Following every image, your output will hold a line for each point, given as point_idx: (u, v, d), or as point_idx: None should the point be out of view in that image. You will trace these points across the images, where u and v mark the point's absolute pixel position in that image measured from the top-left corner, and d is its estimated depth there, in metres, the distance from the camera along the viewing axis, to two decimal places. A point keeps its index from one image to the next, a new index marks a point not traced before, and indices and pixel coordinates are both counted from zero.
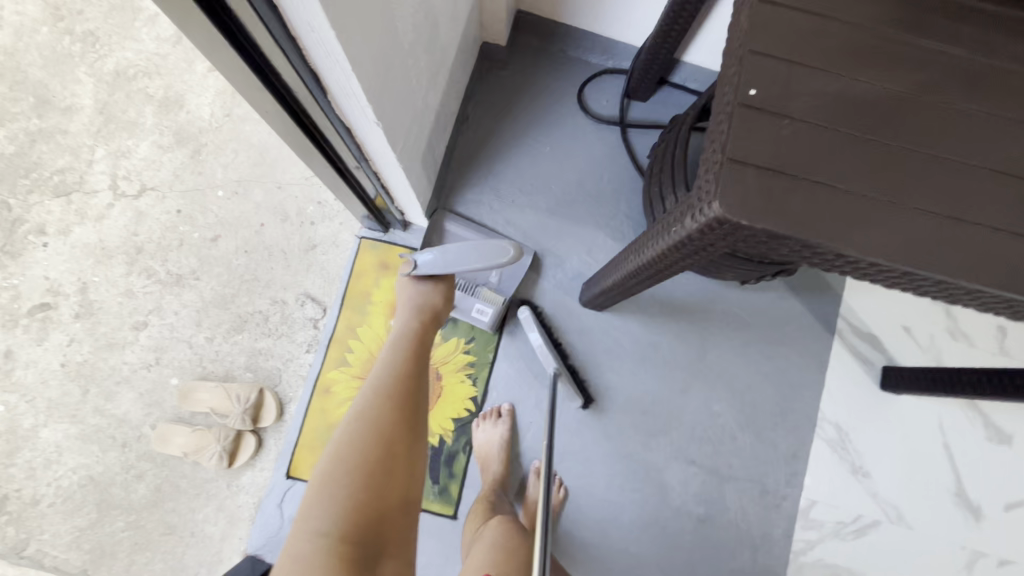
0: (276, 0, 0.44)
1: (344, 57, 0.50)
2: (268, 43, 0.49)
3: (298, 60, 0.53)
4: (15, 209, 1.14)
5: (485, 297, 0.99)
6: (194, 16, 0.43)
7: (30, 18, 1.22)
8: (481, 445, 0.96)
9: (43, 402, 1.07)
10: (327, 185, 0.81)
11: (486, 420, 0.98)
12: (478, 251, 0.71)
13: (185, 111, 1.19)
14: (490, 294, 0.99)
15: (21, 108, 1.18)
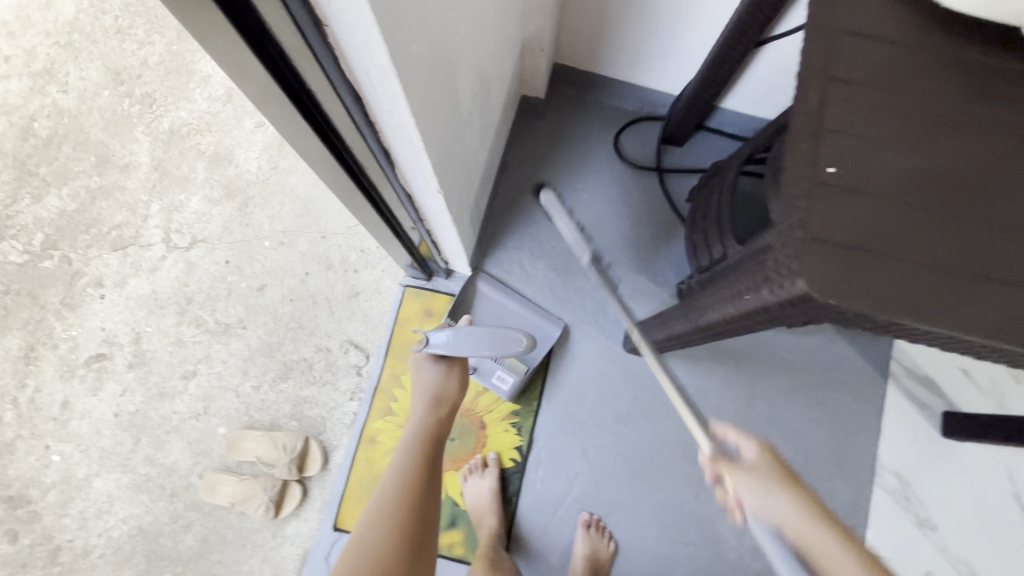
0: (360, 90, 0.48)
1: (418, 136, 0.53)
2: (340, 113, 0.50)
3: (368, 130, 0.54)
4: (75, 263, 1.19)
5: (508, 365, 0.98)
6: (279, 98, 0.46)
7: (93, 82, 1.30)
8: (472, 500, 0.95)
9: (96, 451, 1.09)
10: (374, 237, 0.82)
11: (472, 473, 0.97)
12: (495, 339, 0.69)
13: (234, 165, 1.24)
14: (513, 363, 0.98)
15: (83, 166, 1.25)
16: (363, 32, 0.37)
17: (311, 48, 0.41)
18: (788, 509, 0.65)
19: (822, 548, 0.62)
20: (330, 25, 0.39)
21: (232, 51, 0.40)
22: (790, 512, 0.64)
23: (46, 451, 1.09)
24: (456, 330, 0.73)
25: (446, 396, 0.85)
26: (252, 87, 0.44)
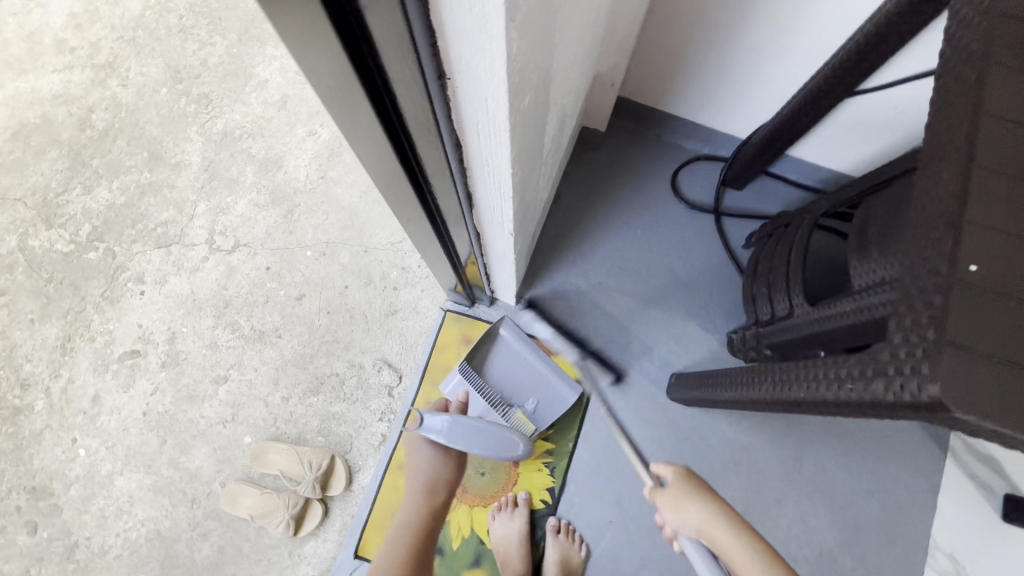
0: (460, 137, 0.43)
1: (510, 187, 0.48)
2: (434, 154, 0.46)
3: (459, 180, 0.51)
4: (118, 257, 1.19)
5: (515, 421, 0.94)
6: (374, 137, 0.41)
7: (153, 79, 1.32)
8: (498, 541, 0.92)
9: (122, 449, 1.09)
10: (427, 263, 0.78)
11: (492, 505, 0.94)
12: (494, 441, 0.77)
13: (283, 172, 1.23)
14: (521, 419, 0.94)
15: (135, 161, 1.26)
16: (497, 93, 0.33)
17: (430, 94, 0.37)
18: (697, 515, 0.64)
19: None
20: (456, 80, 0.35)
21: (343, 92, 0.35)
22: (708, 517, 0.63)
23: (72, 444, 1.09)
24: (454, 417, 0.76)
25: (439, 477, 0.82)
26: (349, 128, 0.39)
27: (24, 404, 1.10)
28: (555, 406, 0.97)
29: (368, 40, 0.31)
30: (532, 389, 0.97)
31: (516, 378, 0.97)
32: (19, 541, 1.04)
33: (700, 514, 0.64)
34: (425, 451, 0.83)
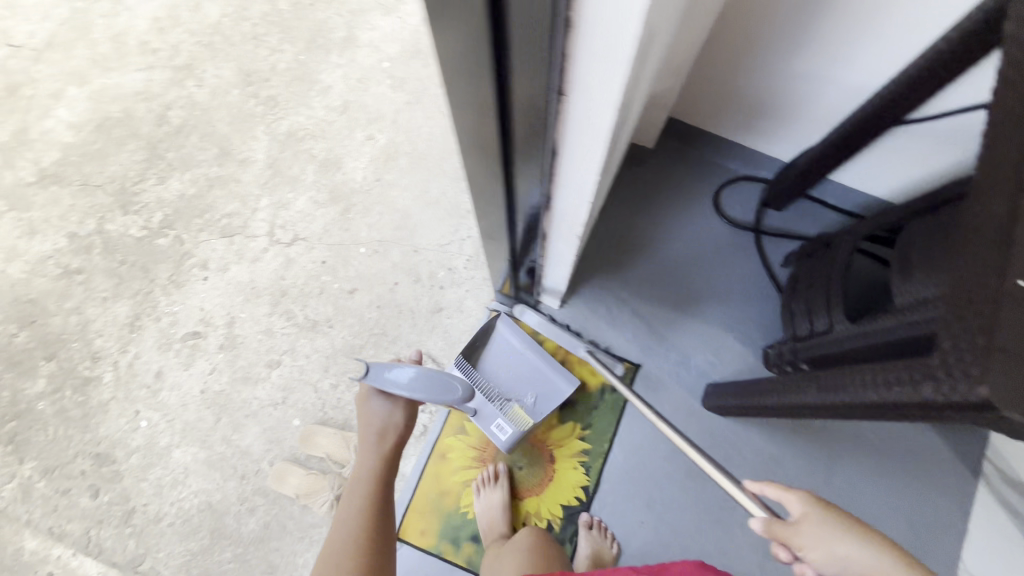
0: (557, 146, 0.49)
1: (592, 193, 0.53)
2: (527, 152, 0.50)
3: (544, 184, 0.56)
4: (186, 244, 1.28)
5: (512, 415, 0.95)
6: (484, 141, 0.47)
7: (226, 81, 1.41)
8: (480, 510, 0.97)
9: (180, 423, 1.15)
10: (487, 257, 0.83)
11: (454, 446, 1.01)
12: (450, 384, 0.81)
13: (341, 173, 1.31)
14: (518, 414, 0.95)
15: (206, 156, 1.34)
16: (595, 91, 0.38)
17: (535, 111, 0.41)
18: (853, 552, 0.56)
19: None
20: (573, 98, 0.40)
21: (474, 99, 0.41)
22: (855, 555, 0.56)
23: (135, 416, 1.16)
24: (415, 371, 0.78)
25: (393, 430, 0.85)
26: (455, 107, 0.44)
27: (94, 376, 1.19)
28: (551, 399, 0.99)
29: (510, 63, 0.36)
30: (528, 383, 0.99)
31: (513, 373, 0.99)
32: (82, 503, 1.11)
33: (848, 551, 0.57)
34: (377, 406, 0.85)
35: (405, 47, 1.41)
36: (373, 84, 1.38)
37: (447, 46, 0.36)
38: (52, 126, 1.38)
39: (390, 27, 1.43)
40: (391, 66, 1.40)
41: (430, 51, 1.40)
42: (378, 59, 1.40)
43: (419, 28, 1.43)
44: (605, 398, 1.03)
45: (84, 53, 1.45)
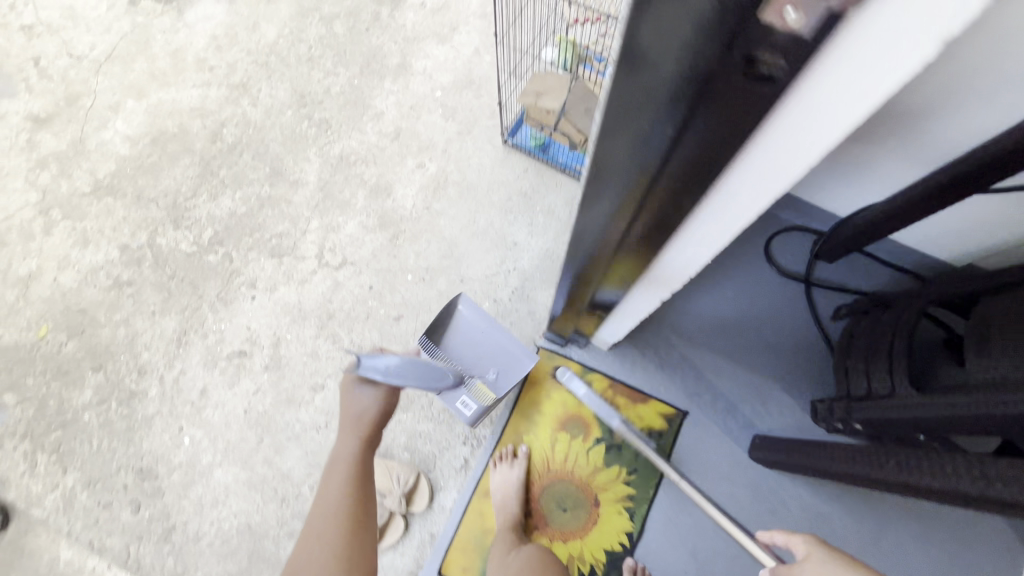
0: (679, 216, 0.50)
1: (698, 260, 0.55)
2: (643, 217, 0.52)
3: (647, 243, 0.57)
4: (235, 262, 1.29)
5: (473, 392, 0.98)
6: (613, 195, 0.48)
7: (280, 101, 1.44)
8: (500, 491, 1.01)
9: (223, 442, 1.16)
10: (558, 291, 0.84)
11: (503, 460, 1.04)
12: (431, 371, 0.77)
13: (391, 199, 1.32)
14: (479, 390, 0.98)
15: (258, 175, 1.36)
16: (737, 204, 0.43)
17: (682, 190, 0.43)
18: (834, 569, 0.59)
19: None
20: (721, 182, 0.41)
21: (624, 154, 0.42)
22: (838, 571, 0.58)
23: (178, 432, 1.17)
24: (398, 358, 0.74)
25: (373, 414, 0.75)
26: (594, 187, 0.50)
27: (140, 389, 1.20)
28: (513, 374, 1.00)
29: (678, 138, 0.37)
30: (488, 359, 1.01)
31: (475, 350, 1.00)
32: (123, 517, 1.12)
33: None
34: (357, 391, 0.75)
35: (458, 77, 1.43)
36: (425, 112, 1.40)
37: (615, 144, 0.42)
38: (110, 138, 1.41)
39: (444, 57, 1.45)
40: (443, 95, 1.42)
41: (483, 81, 1.42)
42: (430, 87, 1.43)
43: (472, 58, 1.45)
44: (652, 444, 1.03)
45: (143, 67, 1.48)
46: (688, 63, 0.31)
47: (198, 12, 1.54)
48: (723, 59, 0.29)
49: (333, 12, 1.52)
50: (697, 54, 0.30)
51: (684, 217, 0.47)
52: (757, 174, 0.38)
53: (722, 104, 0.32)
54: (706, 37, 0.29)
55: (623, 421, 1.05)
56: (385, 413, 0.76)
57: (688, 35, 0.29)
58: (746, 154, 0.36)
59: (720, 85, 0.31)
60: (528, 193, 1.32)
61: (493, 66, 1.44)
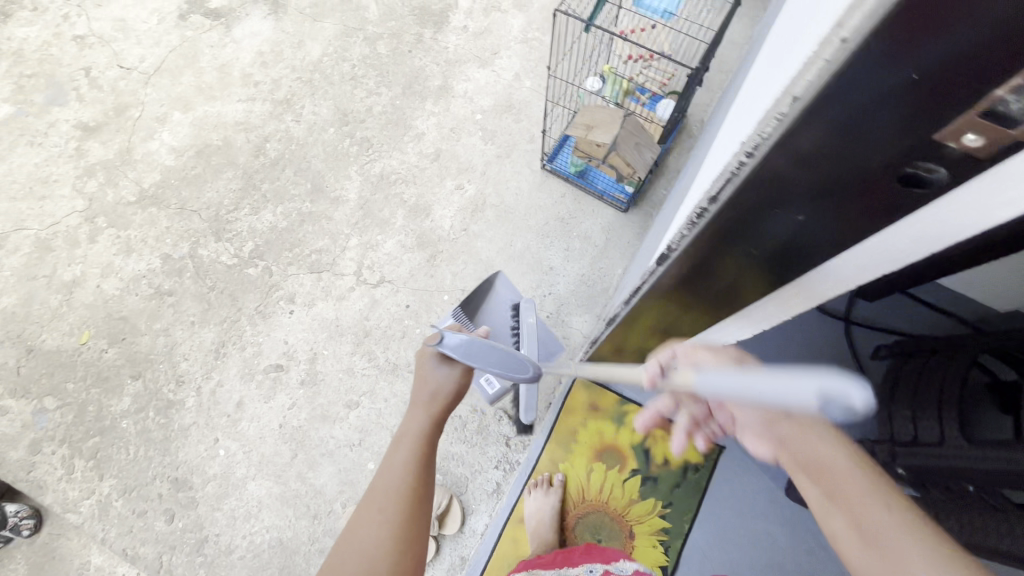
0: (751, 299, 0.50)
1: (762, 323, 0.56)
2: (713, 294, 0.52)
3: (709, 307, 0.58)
4: (274, 276, 1.31)
5: None
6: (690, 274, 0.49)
7: (323, 118, 1.46)
8: (534, 517, 1.01)
9: (257, 455, 1.17)
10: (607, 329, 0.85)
11: (538, 487, 1.04)
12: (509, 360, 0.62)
13: (430, 219, 1.34)
14: None
15: (299, 191, 1.39)
16: (842, 276, 0.39)
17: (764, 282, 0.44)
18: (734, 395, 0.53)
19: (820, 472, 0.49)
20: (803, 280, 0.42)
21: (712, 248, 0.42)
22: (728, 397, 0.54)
23: (213, 444, 1.18)
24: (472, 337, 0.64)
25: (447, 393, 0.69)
26: (678, 250, 0.47)
27: (177, 399, 1.22)
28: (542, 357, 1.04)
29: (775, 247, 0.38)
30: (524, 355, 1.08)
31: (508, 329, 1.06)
32: (157, 527, 1.13)
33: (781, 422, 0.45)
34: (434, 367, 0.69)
35: (498, 100, 1.45)
36: (465, 134, 1.42)
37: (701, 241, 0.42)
38: (155, 148, 1.45)
39: (485, 80, 1.48)
40: (483, 118, 1.43)
41: (523, 106, 1.44)
42: (471, 110, 1.45)
43: (512, 83, 1.47)
44: (688, 477, 1.03)
45: (190, 80, 1.52)
46: (851, 144, 0.27)
47: (245, 28, 1.58)
48: (899, 141, 0.26)
49: (377, 33, 1.56)
50: (866, 134, 0.26)
51: (774, 284, 0.43)
52: (876, 252, 0.35)
53: (874, 189, 0.29)
54: (891, 119, 0.25)
55: (659, 453, 1.05)
56: (456, 395, 0.69)
57: (862, 117, 0.25)
58: (879, 236, 0.32)
59: (881, 165, 0.27)
60: (564, 218, 1.31)
61: (533, 91, 1.46)
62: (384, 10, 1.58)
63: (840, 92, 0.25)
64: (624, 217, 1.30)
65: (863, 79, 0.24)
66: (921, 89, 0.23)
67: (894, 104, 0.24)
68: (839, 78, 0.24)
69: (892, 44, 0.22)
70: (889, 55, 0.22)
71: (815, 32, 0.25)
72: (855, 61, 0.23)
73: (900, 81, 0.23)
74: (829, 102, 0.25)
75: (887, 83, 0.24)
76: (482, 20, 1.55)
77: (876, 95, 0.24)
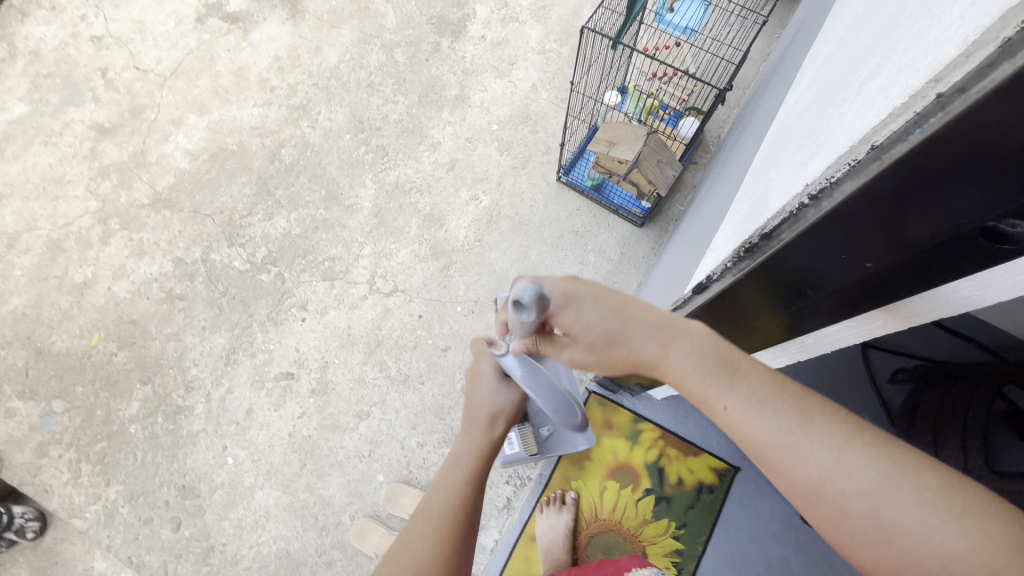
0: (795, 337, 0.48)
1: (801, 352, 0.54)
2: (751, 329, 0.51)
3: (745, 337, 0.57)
4: (287, 283, 1.30)
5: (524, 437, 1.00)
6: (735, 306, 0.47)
7: (338, 125, 1.46)
8: (546, 533, 1.00)
9: (265, 464, 1.16)
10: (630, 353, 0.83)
11: (550, 505, 1.02)
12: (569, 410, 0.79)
13: (444, 230, 1.33)
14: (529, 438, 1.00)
15: (314, 198, 1.38)
16: (899, 321, 0.37)
17: (808, 324, 0.42)
18: (628, 325, 0.48)
19: (787, 464, 0.40)
20: (853, 324, 0.40)
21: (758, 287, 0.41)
22: (649, 347, 0.47)
23: (222, 451, 1.17)
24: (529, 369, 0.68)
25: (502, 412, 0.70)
26: (723, 281, 0.46)
27: (187, 405, 1.21)
28: (561, 443, 1.01)
29: (823, 294, 0.36)
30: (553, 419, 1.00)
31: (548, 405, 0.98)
32: (163, 534, 1.11)
33: (613, 342, 0.49)
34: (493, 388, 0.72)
35: (515, 111, 1.45)
36: (481, 144, 1.42)
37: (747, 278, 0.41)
38: (170, 151, 1.44)
39: (502, 91, 1.47)
40: (500, 129, 1.43)
41: (539, 117, 1.43)
42: (487, 120, 1.44)
43: (529, 94, 1.46)
44: (701, 498, 1.02)
45: (206, 84, 1.52)
46: (935, 201, 0.26)
47: (262, 32, 1.58)
48: (990, 204, 0.24)
49: (395, 40, 1.56)
50: (950, 189, 0.25)
51: (821, 327, 0.42)
52: (942, 305, 0.33)
53: (952, 250, 0.27)
54: (985, 183, 0.24)
55: (673, 474, 1.04)
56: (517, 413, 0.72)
57: (949, 177, 0.24)
58: (950, 293, 0.30)
59: (964, 223, 0.26)
60: (579, 231, 1.30)
61: (550, 103, 1.45)
62: (402, 18, 1.58)
63: (926, 152, 0.24)
64: (640, 231, 1.29)
65: (959, 143, 0.23)
66: (1023, 163, 0.22)
67: (988, 170, 0.23)
68: (935, 137, 0.23)
69: (997, 110, 0.21)
70: (994, 123, 0.21)
71: (901, 84, 0.25)
72: (950, 122, 0.22)
73: (999, 152, 0.22)
74: (919, 160, 0.24)
75: (988, 141, 0.22)
76: (500, 31, 1.54)
77: (971, 158, 0.23)
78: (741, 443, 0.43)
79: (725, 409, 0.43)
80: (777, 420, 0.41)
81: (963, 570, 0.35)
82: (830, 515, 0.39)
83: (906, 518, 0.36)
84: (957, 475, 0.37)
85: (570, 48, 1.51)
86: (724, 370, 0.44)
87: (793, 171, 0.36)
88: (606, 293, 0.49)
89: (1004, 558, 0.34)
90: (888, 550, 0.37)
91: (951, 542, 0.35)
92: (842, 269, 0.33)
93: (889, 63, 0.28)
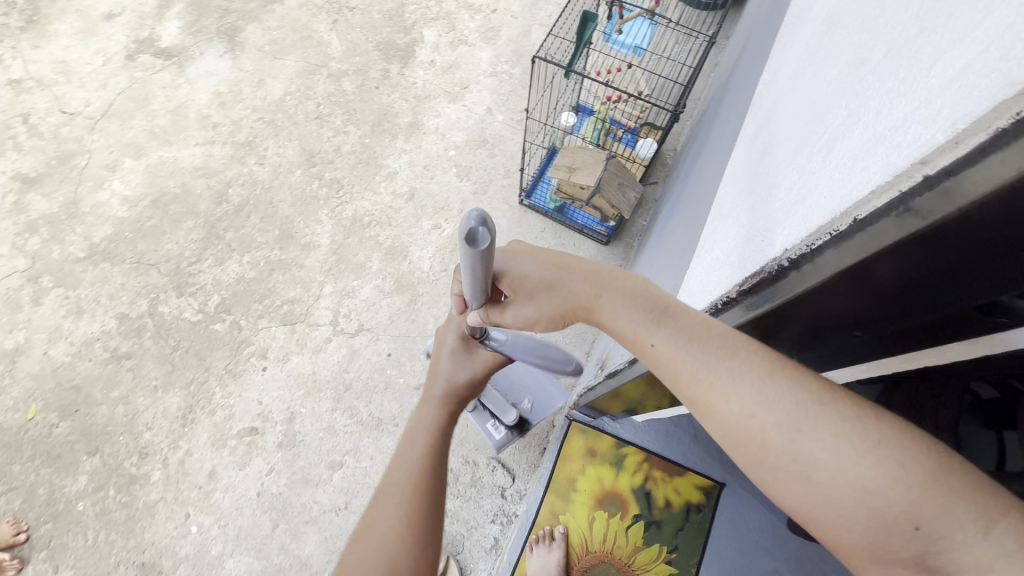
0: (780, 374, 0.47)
1: None
2: None
3: None
4: (244, 331, 1.23)
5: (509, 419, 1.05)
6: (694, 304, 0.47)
7: (289, 160, 1.40)
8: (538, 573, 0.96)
9: (234, 529, 1.08)
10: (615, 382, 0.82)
11: (539, 543, 0.99)
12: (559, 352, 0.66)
13: (408, 261, 1.29)
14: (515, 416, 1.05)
15: (267, 238, 1.32)
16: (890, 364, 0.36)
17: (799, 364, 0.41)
18: (565, 274, 0.50)
19: (709, 394, 0.41)
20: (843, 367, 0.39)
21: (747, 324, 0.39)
22: (583, 293, 0.49)
23: (184, 520, 1.09)
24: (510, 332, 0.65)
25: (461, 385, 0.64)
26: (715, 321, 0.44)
27: (141, 473, 1.12)
28: (546, 407, 1.08)
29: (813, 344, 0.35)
30: (527, 388, 1.09)
31: (512, 378, 1.09)
32: None
33: (550, 283, 0.50)
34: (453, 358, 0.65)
35: (471, 135, 1.42)
36: (440, 171, 1.38)
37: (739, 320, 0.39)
38: (106, 199, 1.35)
39: (456, 115, 1.45)
40: (457, 154, 1.40)
41: (496, 140, 1.41)
42: (443, 146, 1.41)
43: (484, 117, 1.44)
44: (690, 519, 1.01)
45: (142, 125, 1.43)
46: (923, 273, 0.24)
47: (199, 67, 1.51)
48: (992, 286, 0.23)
49: (342, 69, 1.51)
50: (946, 272, 0.23)
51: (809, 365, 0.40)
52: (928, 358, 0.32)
53: (942, 319, 0.27)
54: (983, 266, 0.22)
55: (660, 496, 1.03)
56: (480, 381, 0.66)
57: (936, 258, 0.23)
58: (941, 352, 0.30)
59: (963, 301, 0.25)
60: None
61: (506, 125, 1.43)
62: (348, 46, 1.54)
63: (922, 241, 0.22)
64: (606, 249, 1.28)
65: (955, 234, 0.21)
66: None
67: (986, 257, 0.22)
68: (935, 226, 0.21)
69: (995, 210, 0.19)
70: (999, 217, 0.20)
71: (880, 157, 0.23)
72: (953, 217, 0.21)
73: (999, 245, 0.21)
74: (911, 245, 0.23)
75: (993, 237, 0.21)
76: (449, 54, 1.52)
77: (969, 247, 0.22)
78: (669, 380, 0.44)
79: (653, 346, 0.44)
80: (701, 355, 0.42)
81: (878, 502, 0.34)
82: (753, 453, 0.39)
83: (824, 451, 0.36)
84: (874, 407, 0.37)
85: (521, 69, 1.50)
86: (653, 314, 0.46)
87: (767, 223, 0.35)
88: (541, 249, 0.51)
89: (916, 489, 0.34)
90: (811, 488, 0.37)
91: (867, 475, 0.35)
92: (830, 329, 0.32)
93: (860, 123, 0.27)
